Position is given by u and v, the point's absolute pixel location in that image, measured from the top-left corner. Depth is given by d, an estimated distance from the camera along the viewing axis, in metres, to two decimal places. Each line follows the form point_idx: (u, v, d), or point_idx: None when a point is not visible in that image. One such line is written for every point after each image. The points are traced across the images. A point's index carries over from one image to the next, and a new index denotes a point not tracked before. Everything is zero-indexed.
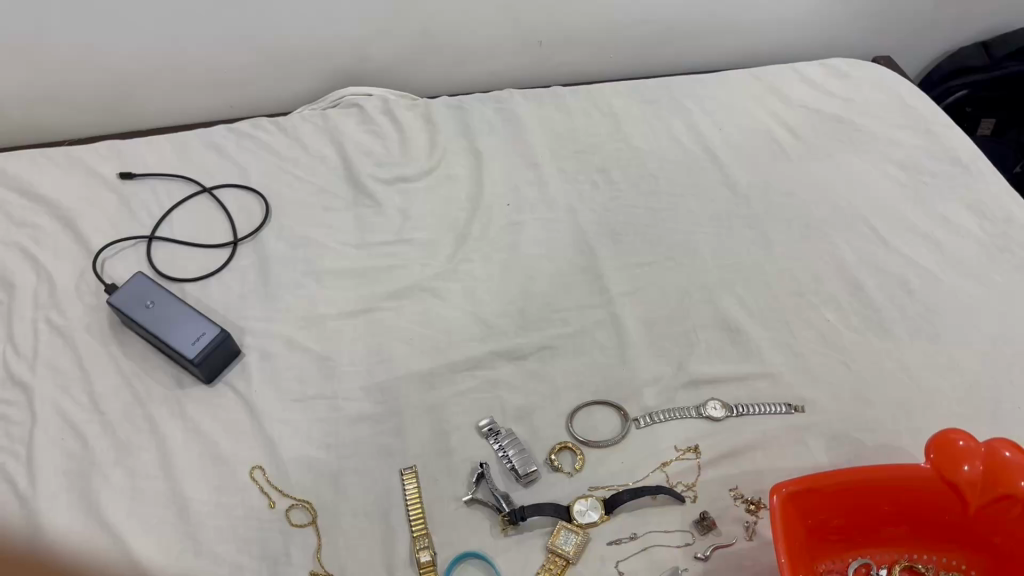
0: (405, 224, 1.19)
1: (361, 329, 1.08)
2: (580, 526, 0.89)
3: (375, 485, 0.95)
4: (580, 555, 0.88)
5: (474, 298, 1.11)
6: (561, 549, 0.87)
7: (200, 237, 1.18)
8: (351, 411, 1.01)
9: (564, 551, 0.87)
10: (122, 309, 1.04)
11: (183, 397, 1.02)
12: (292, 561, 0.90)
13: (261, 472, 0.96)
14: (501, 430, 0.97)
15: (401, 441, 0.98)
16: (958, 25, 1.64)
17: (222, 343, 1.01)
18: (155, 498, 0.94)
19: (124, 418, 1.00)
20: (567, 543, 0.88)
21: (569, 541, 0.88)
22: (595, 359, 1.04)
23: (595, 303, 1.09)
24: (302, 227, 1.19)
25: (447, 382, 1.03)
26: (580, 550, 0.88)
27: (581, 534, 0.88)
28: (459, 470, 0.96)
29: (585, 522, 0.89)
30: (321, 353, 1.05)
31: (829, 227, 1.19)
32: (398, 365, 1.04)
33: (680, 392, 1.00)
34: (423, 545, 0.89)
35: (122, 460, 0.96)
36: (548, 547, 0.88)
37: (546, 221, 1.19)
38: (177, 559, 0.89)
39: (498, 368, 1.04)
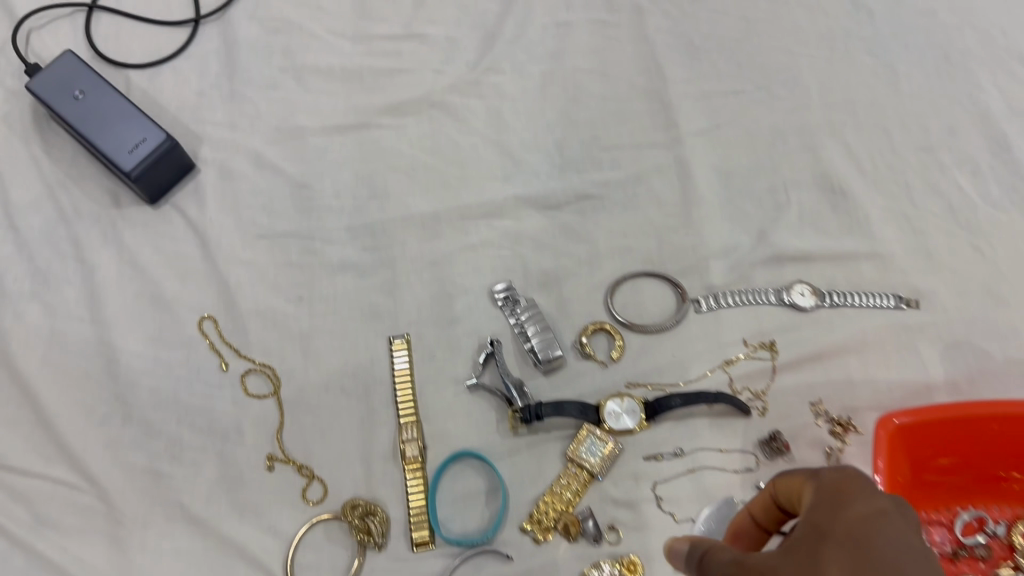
0: (416, 12, 0.90)
1: (350, 150, 0.83)
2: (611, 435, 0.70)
3: (356, 355, 0.75)
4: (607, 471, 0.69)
5: (499, 120, 0.84)
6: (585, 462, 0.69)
7: (152, 9, 0.91)
8: (331, 257, 0.79)
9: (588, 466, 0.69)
10: (43, 98, 0.79)
11: (119, 218, 0.80)
12: (244, 440, 0.72)
13: (212, 324, 0.76)
14: (521, 300, 0.76)
15: (392, 302, 0.77)
16: None
17: (169, 153, 0.78)
18: (79, 346, 0.74)
19: (42, 239, 0.78)
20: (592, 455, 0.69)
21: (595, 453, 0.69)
22: (651, 216, 0.79)
23: (658, 141, 0.83)
24: (282, 6, 0.91)
25: (456, 230, 0.80)
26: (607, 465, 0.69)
27: (611, 444, 0.69)
28: (462, 346, 0.76)
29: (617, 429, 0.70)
30: (296, 177, 0.82)
31: (976, 62, 0.89)
32: (394, 202, 0.81)
33: (758, 270, 0.77)
34: (410, 437, 0.71)
35: (39, 294, 0.76)
36: (568, 456, 0.70)
37: (603, 24, 0.90)
38: (100, 426, 0.71)
39: (524, 217, 0.80)
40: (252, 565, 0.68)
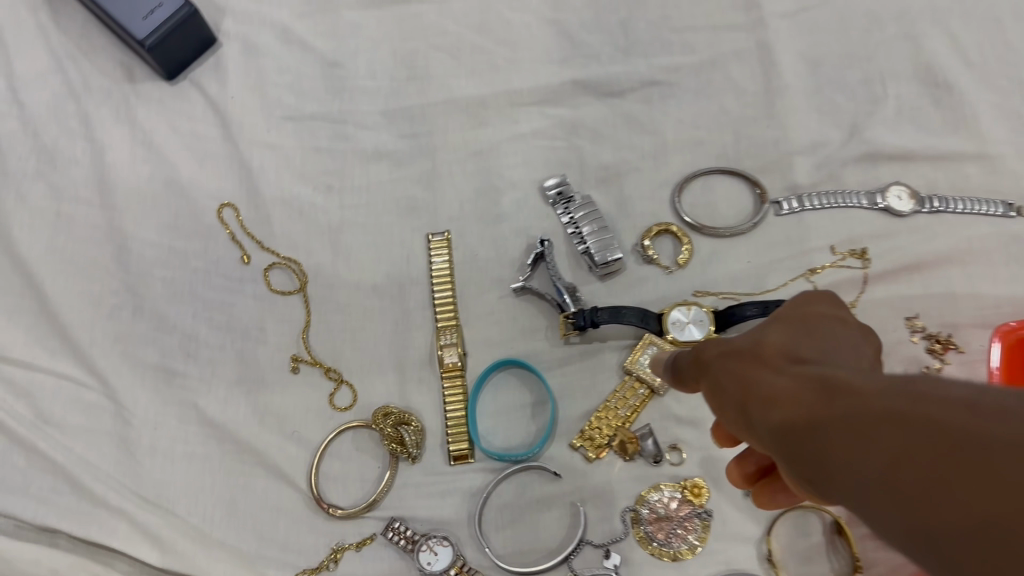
0: None
1: (387, 26, 0.74)
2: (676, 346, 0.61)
3: (390, 252, 0.68)
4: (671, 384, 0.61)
5: None
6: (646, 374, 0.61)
7: None
8: (364, 143, 0.71)
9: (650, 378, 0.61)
10: None
11: (133, 95, 0.72)
12: (266, 339, 0.65)
13: (233, 213, 0.68)
14: (575, 197, 0.67)
15: (432, 195, 0.69)
16: None
17: (187, 22, 0.69)
18: (88, 232, 0.67)
19: (49, 116, 0.71)
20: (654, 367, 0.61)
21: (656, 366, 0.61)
22: (727, 107, 0.70)
23: (736, 23, 0.73)
24: None
25: (505, 117, 0.71)
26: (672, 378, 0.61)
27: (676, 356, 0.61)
28: (508, 245, 0.68)
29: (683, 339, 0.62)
30: (328, 55, 0.73)
31: None
32: (436, 84, 0.72)
33: (848, 170, 0.68)
34: (448, 343, 0.63)
35: (44, 174, 0.69)
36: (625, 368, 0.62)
37: None
38: (110, 318, 0.65)
39: (581, 105, 0.71)
40: (273, 473, 0.61)
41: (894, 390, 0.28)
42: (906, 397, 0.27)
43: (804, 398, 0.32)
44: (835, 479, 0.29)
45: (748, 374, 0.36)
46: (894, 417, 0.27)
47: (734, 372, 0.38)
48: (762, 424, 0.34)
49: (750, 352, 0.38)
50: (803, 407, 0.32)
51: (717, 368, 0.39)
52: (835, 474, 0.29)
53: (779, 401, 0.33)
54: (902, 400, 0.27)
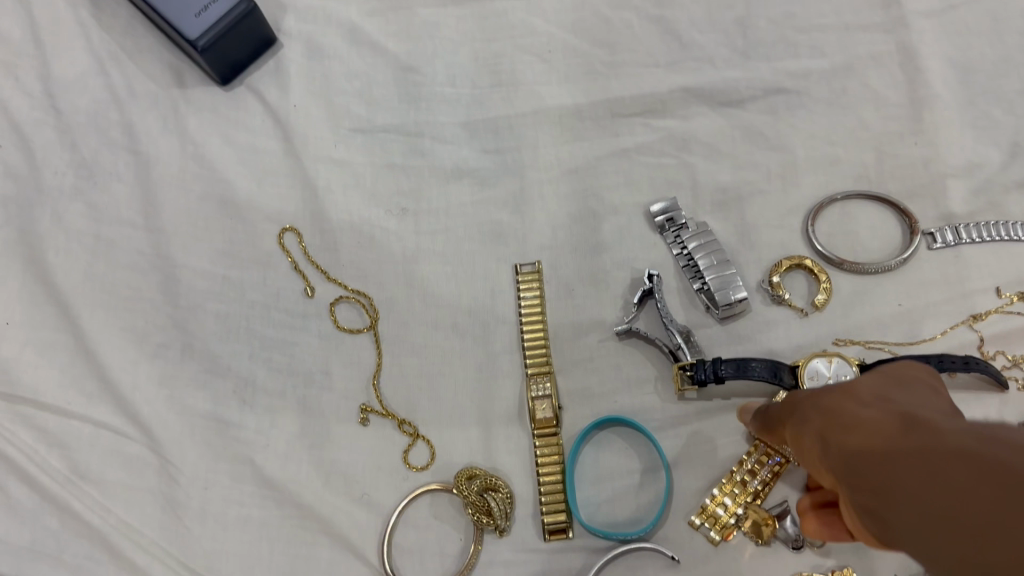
0: None
1: (469, 25, 0.65)
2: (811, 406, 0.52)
3: (473, 285, 0.59)
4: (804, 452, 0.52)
5: None
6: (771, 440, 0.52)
7: None
8: (443, 160, 0.62)
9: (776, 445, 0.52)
10: None
11: (183, 102, 0.64)
12: (332, 385, 0.57)
13: (295, 238, 0.60)
14: (688, 224, 0.58)
15: (520, 220, 0.60)
16: None
17: (246, 20, 0.61)
18: (132, 257, 0.59)
19: (89, 125, 0.63)
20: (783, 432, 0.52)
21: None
22: (865, 120, 0.60)
23: (873, 23, 0.63)
24: None
25: (604, 130, 0.62)
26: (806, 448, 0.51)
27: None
28: (610, 280, 0.58)
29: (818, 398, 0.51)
30: (401, 58, 0.65)
31: None
32: (525, 92, 0.63)
33: (1012, 195, 0.58)
34: (541, 394, 0.55)
35: (84, 191, 0.61)
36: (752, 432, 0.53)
37: None
38: (154, 358, 0.57)
39: (693, 116, 0.61)
40: (340, 544, 0.53)
41: (973, 433, 0.31)
42: (980, 440, 0.30)
43: (886, 429, 0.34)
44: (905, 505, 0.31)
45: (831, 406, 0.39)
46: (968, 452, 0.30)
47: (819, 404, 0.40)
48: (836, 449, 0.36)
49: (837, 392, 0.40)
50: (880, 438, 0.34)
51: (802, 403, 0.42)
52: (904, 495, 0.31)
53: (859, 428, 0.36)
54: (975, 441, 0.30)
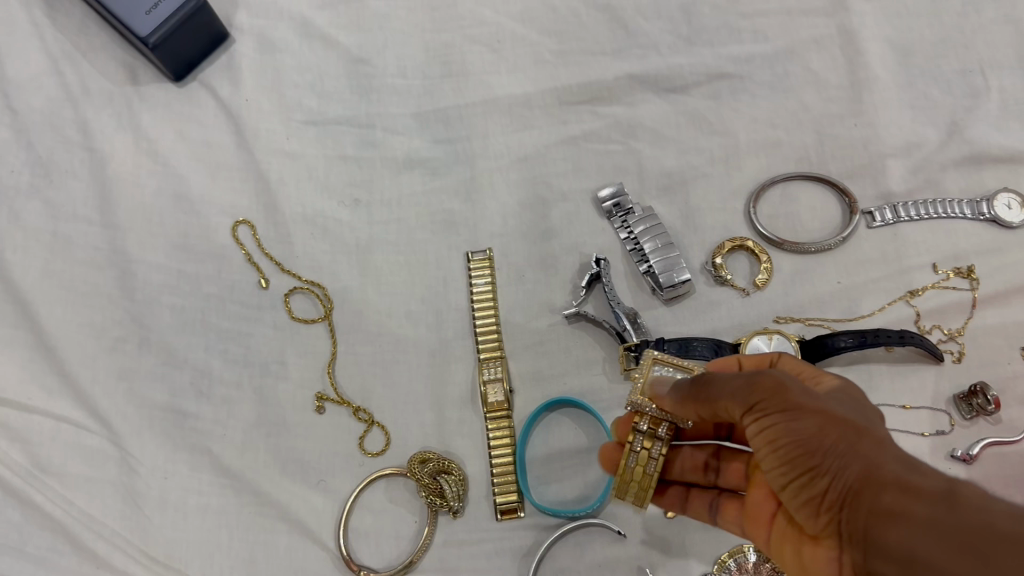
0: None
1: (419, 17, 0.66)
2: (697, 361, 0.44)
3: (426, 272, 0.60)
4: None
5: None
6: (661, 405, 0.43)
7: None
8: (395, 151, 0.63)
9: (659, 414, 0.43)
10: None
11: (137, 99, 0.65)
12: (287, 374, 0.58)
13: (249, 231, 0.61)
14: (634, 208, 0.59)
15: (472, 208, 0.61)
16: None
17: (196, 16, 0.62)
18: (89, 254, 0.60)
19: (44, 124, 0.63)
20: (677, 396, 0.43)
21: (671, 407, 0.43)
22: (806, 103, 0.61)
23: (816, 7, 0.64)
24: None
25: (552, 117, 0.63)
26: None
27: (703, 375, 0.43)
28: (559, 265, 0.60)
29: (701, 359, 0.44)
30: (352, 50, 0.65)
31: None
32: (474, 82, 0.64)
33: (949, 173, 0.59)
34: (493, 376, 0.55)
35: (40, 189, 0.62)
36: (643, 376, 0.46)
37: None
38: (112, 352, 0.58)
39: (639, 102, 0.63)
40: (299, 528, 0.54)
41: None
42: None
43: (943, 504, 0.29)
44: None
45: (848, 439, 0.33)
46: None
47: (846, 437, 0.33)
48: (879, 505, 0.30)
49: (852, 425, 0.33)
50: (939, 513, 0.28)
51: (790, 400, 0.35)
52: None
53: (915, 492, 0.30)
54: None
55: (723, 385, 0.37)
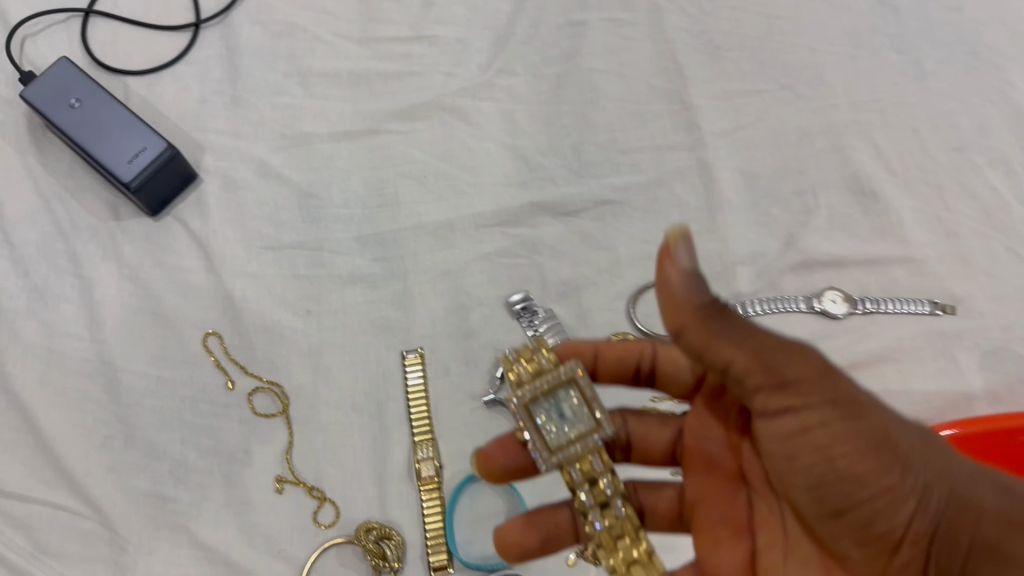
0: (425, 13, 0.85)
1: (359, 157, 0.80)
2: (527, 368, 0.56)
3: (367, 370, 0.72)
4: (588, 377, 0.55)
5: (514, 125, 0.81)
6: (560, 423, 0.54)
7: (151, 13, 0.86)
8: (340, 269, 0.76)
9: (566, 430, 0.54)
10: (39, 108, 0.76)
11: (118, 231, 0.76)
12: (251, 461, 0.69)
13: (217, 341, 0.73)
14: (539, 310, 0.73)
15: (405, 315, 0.74)
16: None
17: (170, 163, 0.75)
18: (79, 365, 0.71)
19: (40, 255, 0.75)
20: (552, 410, 0.54)
21: (569, 419, 0.54)
22: (673, 223, 0.77)
23: (679, 143, 0.80)
24: (284, 6, 0.86)
25: (470, 238, 0.77)
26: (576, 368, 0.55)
27: (560, 367, 0.55)
28: (478, 360, 0.73)
29: (518, 366, 0.56)
30: (303, 186, 0.79)
31: (1005, 60, 0.85)
32: (405, 211, 0.78)
33: (787, 277, 0.75)
34: (426, 455, 0.68)
35: (37, 311, 0.73)
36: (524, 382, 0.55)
37: (618, 23, 0.85)
38: (101, 449, 0.68)
39: (541, 225, 0.77)
40: None
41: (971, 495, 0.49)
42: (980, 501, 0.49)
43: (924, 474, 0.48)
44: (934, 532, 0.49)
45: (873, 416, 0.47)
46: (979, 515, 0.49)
47: (874, 416, 0.47)
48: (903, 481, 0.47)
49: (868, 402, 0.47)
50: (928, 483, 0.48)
51: (829, 375, 0.46)
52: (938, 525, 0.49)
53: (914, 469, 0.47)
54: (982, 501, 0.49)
55: (777, 355, 0.46)
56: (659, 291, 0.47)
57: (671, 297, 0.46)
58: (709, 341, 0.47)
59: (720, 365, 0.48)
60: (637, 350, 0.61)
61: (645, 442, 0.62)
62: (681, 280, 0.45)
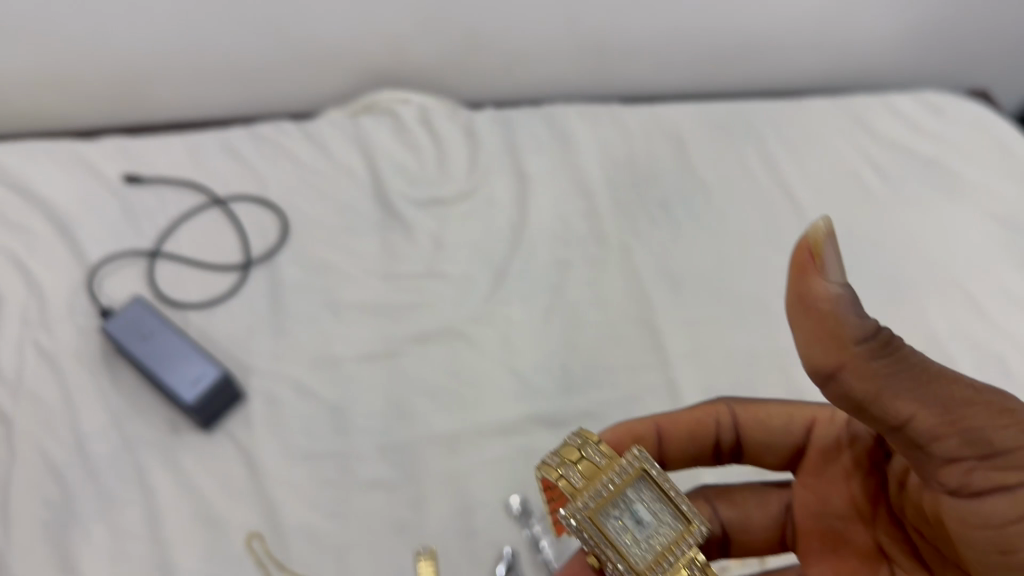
0: (437, 254, 1.04)
1: (380, 375, 0.95)
2: (581, 471, 0.67)
3: (386, 565, 0.84)
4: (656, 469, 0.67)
5: (511, 347, 0.97)
6: (635, 528, 0.65)
7: (209, 255, 1.05)
8: (364, 475, 0.89)
9: (643, 533, 0.65)
10: (117, 339, 0.93)
11: (177, 442, 0.90)
12: None
13: (259, 541, 0.85)
14: (533, 510, 0.87)
15: (419, 515, 0.87)
16: None
17: (224, 386, 0.90)
18: (139, 563, 0.82)
19: (109, 463, 0.88)
20: (625, 515, 0.65)
21: (645, 521, 0.65)
22: None
23: (649, 363, 0.96)
24: (322, 248, 1.04)
25: (475, 446, 0.91)
26: (639, 459, 0.67)
27: (627, 461, 0.67)
28: (482, 556, 0.85)
29: (571, 474, 0.67)
30: (333, 402, 0.93)
31: (919, 291, 1.02)
32: (420, 422, 0.92)
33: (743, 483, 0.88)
34: None
35: (105, 514, 0.85)
36: (598, 484, 0.66)
37: (595, 261, 1.04)
38: None
39: (535, 435, 0.91)
40: None
41: None
42: None
43: None
44: None
45: None
46: None
47: None
48: None
49: None
50: None
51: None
52: None
53: None
54: None
55: (965, 414, 0.52)
56: (801, 308, 0.55)
57: (828, 318, 0.54)
58: (875, 390, 0.54)
59: (891, 417, 0.54)
60: (713, 420, 0.76)
61: (743, 524, 0.76)
62: (832, 294, 0.53)
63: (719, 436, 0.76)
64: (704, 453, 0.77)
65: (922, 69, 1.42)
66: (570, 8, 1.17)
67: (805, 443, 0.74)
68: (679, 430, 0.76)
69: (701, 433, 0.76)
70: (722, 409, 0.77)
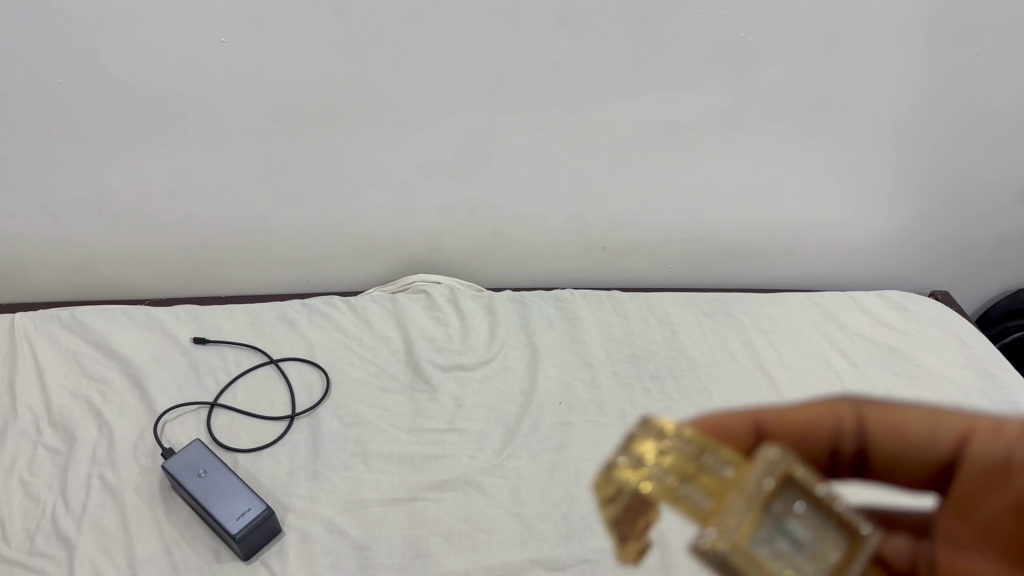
0: (457, 412, 1.20)
1: (401, 518, 1.06)
2: (703, 487, 0.50)
3: None
4: (802, 470, 0.49)
5: (518, 497, 1.08)
6: (792, 552, 0.46)
7: (260, 407, 1.21)
8: None
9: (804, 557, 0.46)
10: (176, 475, 1.05)
11: (218, 571, 1.00)
12: None
13: None
14: None
15: None
16: (1009, 271, 1.63)
17: (266, 521, 1.00)
18: None
19: None
20: (781, 540, 0.46)
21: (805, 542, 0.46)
22: None
23: None
24: (357, 407, 1.21)
25: None
26: (780, 460, 0.49)
27: (770, 457, 0.49)
28: None
29: (692, 495, 0.50)
30: (358, 540, 1.03)
31: None
32: (434, 561, 1.01)
33: None
34: None
35: None
36: (744, 492, 0.48)
37: (595, 424, 1.18)
38: None
39: None
40: None
41: None
42: None
43: None
44: None
45: None
46: None
47: None
48: None
49: None
50: None
51: None
52: None
53: None
54: None
55: None
56: None
57: None
58: None
59: None
60: (832, 413, 0.58)
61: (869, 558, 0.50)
62: None
63: (837, 440, 0.56)
64: (822, 455, 0.55)
65: (891, 270, 1.61)
66: (579, 215, 1.41)
67: (959, 458, 0.53)
68: (785, 425, 0.56)
69: (812, 426, 0.56)
70: (843, 411, 0.58)
